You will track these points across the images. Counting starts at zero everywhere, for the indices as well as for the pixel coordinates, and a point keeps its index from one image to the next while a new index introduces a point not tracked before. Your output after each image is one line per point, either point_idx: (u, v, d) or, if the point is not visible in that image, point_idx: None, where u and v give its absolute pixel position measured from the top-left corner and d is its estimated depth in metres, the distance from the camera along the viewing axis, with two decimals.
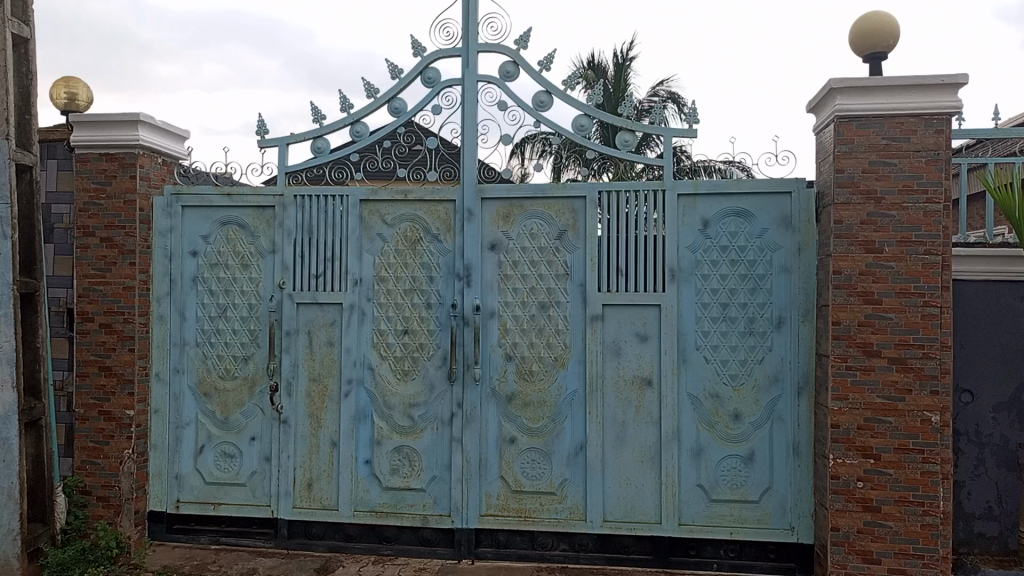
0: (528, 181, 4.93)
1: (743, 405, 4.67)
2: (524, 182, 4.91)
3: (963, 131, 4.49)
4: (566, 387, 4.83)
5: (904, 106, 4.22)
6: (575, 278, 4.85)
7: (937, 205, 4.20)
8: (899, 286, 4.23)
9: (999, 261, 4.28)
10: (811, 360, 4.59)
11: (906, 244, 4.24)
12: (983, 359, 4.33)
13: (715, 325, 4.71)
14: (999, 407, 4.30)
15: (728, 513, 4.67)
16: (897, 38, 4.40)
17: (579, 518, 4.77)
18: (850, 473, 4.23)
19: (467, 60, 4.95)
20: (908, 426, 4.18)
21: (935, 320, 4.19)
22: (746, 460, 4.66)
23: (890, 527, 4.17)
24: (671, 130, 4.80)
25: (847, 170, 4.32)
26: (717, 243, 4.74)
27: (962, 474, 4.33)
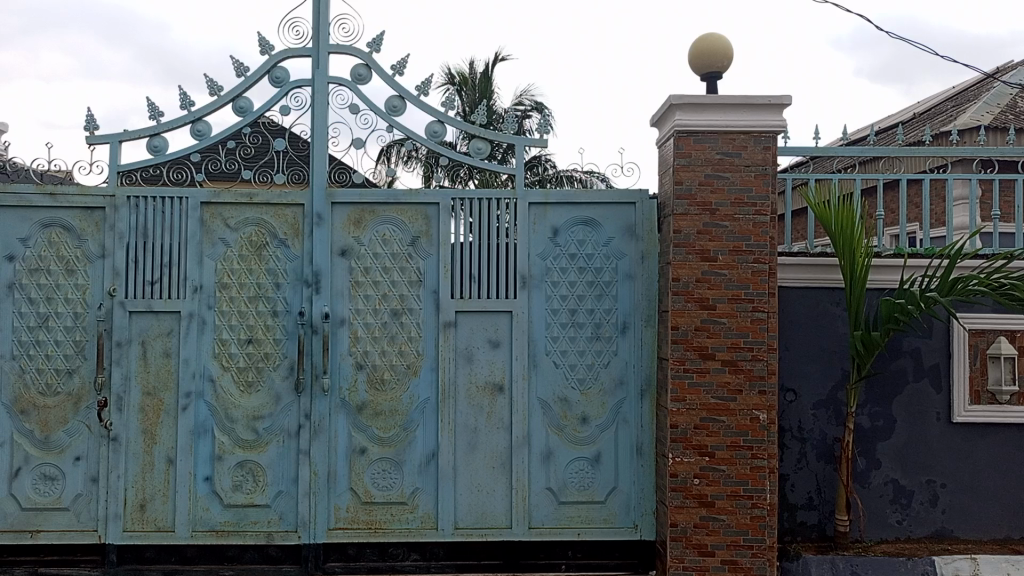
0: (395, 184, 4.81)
1: (590, 408, 4.81)
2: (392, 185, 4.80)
3: (789, 148, 4.83)
4: (418, 395, 4.79)
5: (736, 123, 4.50)
6: (427, 285, 4.81)
7: (765, 216, 4.51)
8: (731, 292, 4.49)
9: (819, 269, 4.64)
10: (653, 363, 4.80)
11: (737, 253, 4.51)
12: (805, 360, 4.67)
13: (564, 330, 4.82)
14: (819, 404, 4.66)
15: (577, 514, 4.78)
16: (729, 58, 4.68)
17: (430, 527, 4.75)
18: (687, 471, 4.44)
19: (318, 61, 4.81)
20: (739, 424, 4.45)
21: (762, 324, 4.50)
22: (592, 461, 4.79)
23: (723, 520, 4.42)
24: (523, 139, 4.88)
25: (686, 182, 4.52)
26: (566, 251, 4.85)
27: (786, 468, 4.66)
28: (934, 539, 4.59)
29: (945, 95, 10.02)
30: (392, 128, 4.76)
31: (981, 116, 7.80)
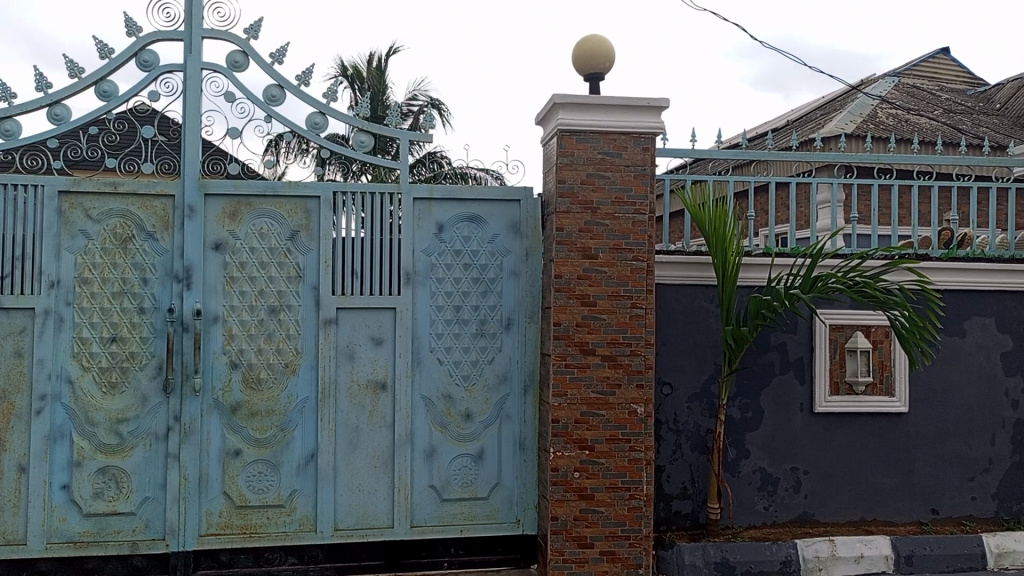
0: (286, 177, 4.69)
1: (473, 405, 4.81)
2: (282, 178, 4.67)
3: (668, 150, 4.98)
4: (296, 394, 4.64)
5: (617, 123, 4.60)
6: (307, 281, 4.67)
7: (643, 215, 4.64)
8: (611, 289, 4.60)
9: (694, 267, 4.81)
10: (536, 359, 4.86)
11: (617, 250, 4.61)
12: (681, 355, 4.83)
13: (448, 327, 4.79)
14: (693, 397, 4.83)
15: (459, 511, 4.77)
16: (612, 60, 4.78)
17: (309, 529, 4.62)
18: (568, 465, 4.51)
19: (190, 46, 4.58)
20: (618, 418, 4.56)
21: (640, 320, 4.62)
22: (476, 458, 4.80)
23: (602, 512, 4.52)
24: (407, 133, 4.82)
25: (568, 180, 4.58)
26: (451, 247, 4.82)
27: (662, 459, 4.81)
28: (797, 523, 4.85)
29: (816, 104, 10.63)
30: (270, 118, 4.60)
31: (846, 125, 8.31)
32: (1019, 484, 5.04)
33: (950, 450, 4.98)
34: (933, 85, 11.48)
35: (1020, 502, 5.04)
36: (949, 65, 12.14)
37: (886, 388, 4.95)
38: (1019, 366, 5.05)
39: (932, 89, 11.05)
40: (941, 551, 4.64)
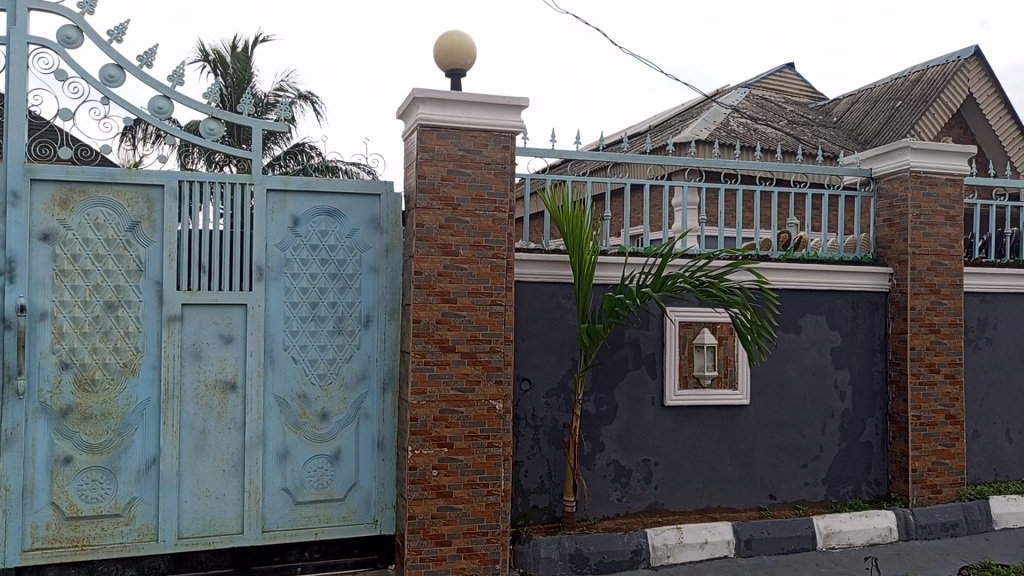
0: (143, 166, 4.41)
1: (330, 404, 4.68)
2: (139, 167, 4.39)
3: (528, 150, 5.05)
4: (136, 396, 4.36)
5: (477, 121, 4.61)
6: (149, 275, 4.40)
7: (503, 213, 4.67)
8: (471, 286, 4.60)
9: (552, 265, 4.90)
10: (395, 357, 4.80)
11: (477, 248, 4.62)
12: (540, 351, 4.91)
13: (304, 324, 4.64)
14: (551, 393, 4.93)
15: (314, 514, 4.64)
16: (473, 58, 4.79)
17: (149, 539, 4.35)
18: (426, 463, 4.47)
19: (15, 18, 4.20)
20: (476, 415, 4.57)
21: (500, 317, 4.65)
22: (332, 459, 4.67)
23: (460, 509, 4.51)
24: (260, 121, 4.61)
25: (428, 176, 4.54)
26: (308, 241, 4.67)
27: (521, 454, 4.87)
28: (648, 513, 5.05)
29: (676, 111, 11.10)
30: (108, 100, 4.29)
31: (701, 132, 8.72)
32: (846, 469, 5.47)
33: (785, 439, 5.33)
34: (780, 98, 12.27)
35: (846, 485, 5.47)
36: (795, 80, 13.01)
37: (729, 381, 5.23)
38: (845, 360, 5.48)
39: (779, 102, 11.80)
40: (776, 534, 4.95)
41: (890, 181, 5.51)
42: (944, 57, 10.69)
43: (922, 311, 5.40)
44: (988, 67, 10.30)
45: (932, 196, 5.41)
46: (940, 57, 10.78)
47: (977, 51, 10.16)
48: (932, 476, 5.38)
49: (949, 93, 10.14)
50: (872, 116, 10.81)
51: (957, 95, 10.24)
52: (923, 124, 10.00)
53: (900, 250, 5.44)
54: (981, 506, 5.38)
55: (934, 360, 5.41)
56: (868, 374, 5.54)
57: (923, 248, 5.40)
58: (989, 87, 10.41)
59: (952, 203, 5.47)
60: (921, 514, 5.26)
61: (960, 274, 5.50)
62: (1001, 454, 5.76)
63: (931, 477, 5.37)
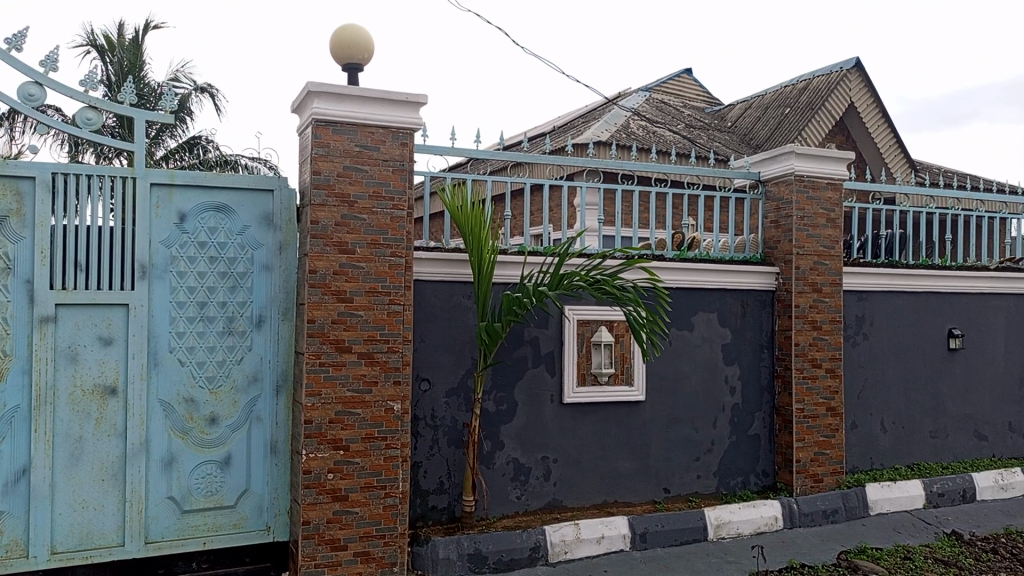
0: (19, 159, 4.16)
1: (219, 408, 4.50)
2: (16, 160, 4.14)
3: (428, 147, 5.00)
4: (4, 402, 4.07)
5: (374, 117, 4.53)
6: (18, 273, 4.11)
7: (401, 211, 4.61)
8: (368, 285, 4.51)
9: (452, 264, 4.87)
10: (289, 358, 4.66)
11: (374, 246, 4.54)
12: (439, 351, 4.88)
13: (191, 325, 4.44)
14: (450, 392, 4.90)
15: (202, 522, 4.45)
16: (371, 53, 4.70)
17: (19, 555, 4.08)
18: (321, 466, 4.37)
19: None
20: (373, 416, 4.49)
21: (398, 317, 4.59)
22: (221, 464, 4.50)
23: (356, 513, 4.42)
24: (143, 112, 4.37)
25: (323, 172, 4.43)
26: (195, 238, 4.47)
27: (420, 455, 4.82)
28: (547, 510, 5.09)
29: (578, 113, 11.27)
30: None
31: (602, 133, 8.88)
32: (735, 461, 5.68)
33: (679, 433, 5.49)
34: (678, 102, 12.64)
35: (736, 477, 5.69)
36: (692, 85, 13.43)
37: (625, 378, 5.33)
38: (735, 356, 5.69)
39: (677, 105, 12.16)
40: (670, 526, 5.08)
41: (777, 185, 5.76)
42: (828, 67, 11.27)
43: (806, 309, 5.66)
44: (867, 78, 10.92)
45: (815, 200, 5.68)
46: (825, 67, 11.35)
47: (858, 63, 10.75)
48: (814, 466, 5.66)
49: (832, 102, 10.69)
50: (763, 122, 11.28)
51: (840, 103, 10.81)
52: (808, 130, 10.50)
53: (786, 251, 5.69)
54: (859, 493, 5.69)
55: (817, 355, 5.69)
56: (756, 369, 5.77)
57: (806, 249, 5.66)
58: (868, 97, 11.03)
59: (833, 206, 5.76)
60: (804, 502, 5.52)
61: (840, 273, 5.81)
62: (876, 444, 6.12)
63: (813, 467, 5.65)
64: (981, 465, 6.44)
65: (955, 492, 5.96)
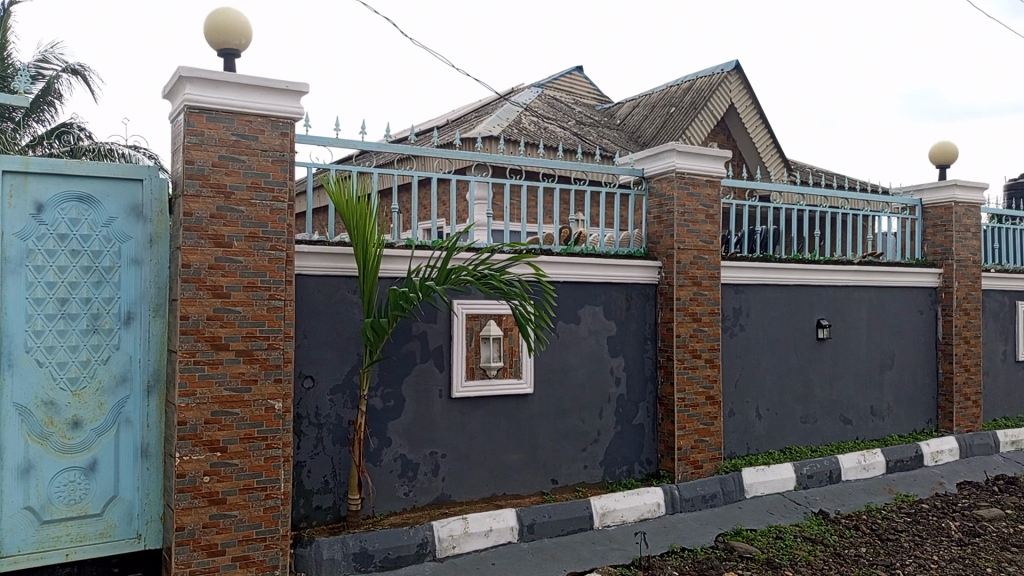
0: None
1: (83, 411, 4.23)
2: None
3: (310, 137, 4.87)
4: None
5: (251, 104, 4.36)
6: None
7: (281, 203, 4.46)
8: (246, 280, 4.34)
9: (336, 258, 4.75)
10: (161, 357, 4.44)
11: (253, 239, 4.37)
12: (322, 347, 4.76)
13: (50, 323, 4.14)
14: (335, 389, 4.79)
15: (65, 532, 4.17)
16: (248, 38, 4.52)
17: None
18: (196, 469, 4.18)
19: None
20: (253, 416, 4.33)
21: (278, 312, 4.44)
22: (86, 470, 4.23)
23: (235, 516, 4.25)
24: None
25: (197, 162, 4.23)
26: (54, 230, 4.17)
27: (303, 454, 4.69)
28: (435, 505, 5.07)
29: (470, 107, 11.25)
30: None
31: (493, 128, 8.90)
32: (620, 450, 5.83)
33: (566, 425, 5.58)
34: (569, 100, 12.83)
35: (621, 466, 5.84)
36: (583, 82, 13.66)
37: (514, 371, 5.37)
38: (620, 348, 5.84)
39: (568, 102, 12.34)
40: (557, 517, 5.15)
41: (659, 181, 5.93)
42: (710, 69, 11.70)
43: (686, 302, 5.87)
44: (746, 80, 11.41)
45: (694, 196, 5.89)
46: (707, 69, 11.80)
47: (738, 66, 11.23)
48: (695, 453, 5.88)
49: (715, 102, 11.11)
50: (650, 120, 11.61)
51: (721, 104, 11.26)
52: (692, 129, 10.89)
53: (667, 245, 5.87)
54: (736, 477, 5.94)
55: (697, 346, 5.91)
56: (640, 361, 5.93)
57: (687, 243, 5.86)
58: (747, 99, 11.54)
59: (711, 202, 5.99)
60: (685, 488, 5.72)
61: (718, 267, 6.05)
62: (752, 430, 6.42)
63: (694, 453, 5.87)
64: (846, 447, 6.87)
65: (822, 473, 6.33)
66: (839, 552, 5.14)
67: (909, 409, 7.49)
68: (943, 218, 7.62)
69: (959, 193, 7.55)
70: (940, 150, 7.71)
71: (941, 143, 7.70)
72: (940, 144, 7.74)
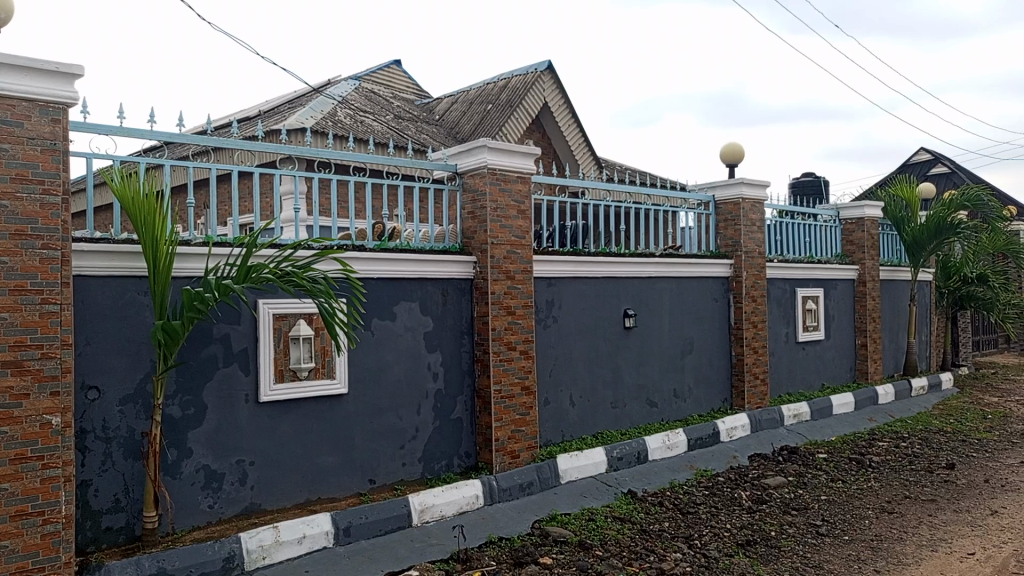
0: None
1: None
2: None
3: (88, 125, 4.44)
4: None
5: (14, 87, 3.90)
6: None
7: (54, 196, 4.03)
8: (13, 282, 3.89)
9: (122, 256, 4.37)
10: None
11: (20, 237, 3.92)
12: (109, 354, 4.37)
13: None
14: (125, 400, 4.42)
15: None
16: (9, 13, 4.05)
17: None
18: None
19: None
20: (25, 434, 3.88)
21: (54, 318, 4.01)
22: None
23: (5, 546, 3.80)
24: None
25: None
26: None
27: (89, 473, 4.29)
28: (243, 516, 4.81)
29: (283, 99, 10.83)
30: None
31: (306, 121, 8.61)
32: (439, 445, 5.84)
33: (383, 423, 5.50)
34: (387, 94, 12.68)
35: (440, 461, 5.85)
36: (401, 77, 13.55)
37: (327, 371, 5.20)
38: (437, 343, 5.84)
39: (386, 97, 12.19)
40: (374, 517, 5.04)
41: (472, 177, 5.99)
42: (525, 68, 12.00)
43: (501, 295, 5.98)
44: (558, 80, 11.82)
45: (506, 191, 6.01)
46: (522, 68, 12.09)
47: (550, 66, 11.61)
48: (511, 443, 6.02)
49: (529, 100, 11.42)
50: (468, 117, 11.72)
51: (536, 103, 11.59)
52: (508, 127, 11.11)
53: (481, 240, 5.94)
54: (551, 464, 6.13)
55: (512, 339, 6.04)
56: (456, 356, 5.96)
57: (500, 238, 5.96)
58: (560, 98, 11.95)
59: (523, 198, 6.14)
60: (503, 478, 5.82)
61: (530, 261, 6.21)
62: (566, 417, 6.66)
63: (510, 444, 6.00)
64: (652, 428, 7.32)
65: (631, 455, 6.68)
66: (645, 528, 5.45)
67: (707, 389, 8.09)
68: (733, 213, 8.29)
69: (745, 190, 8.24)
70: (729, 151, 8.36)
71: (730, 144, 8.35)
72: (729, 145, 8.39)
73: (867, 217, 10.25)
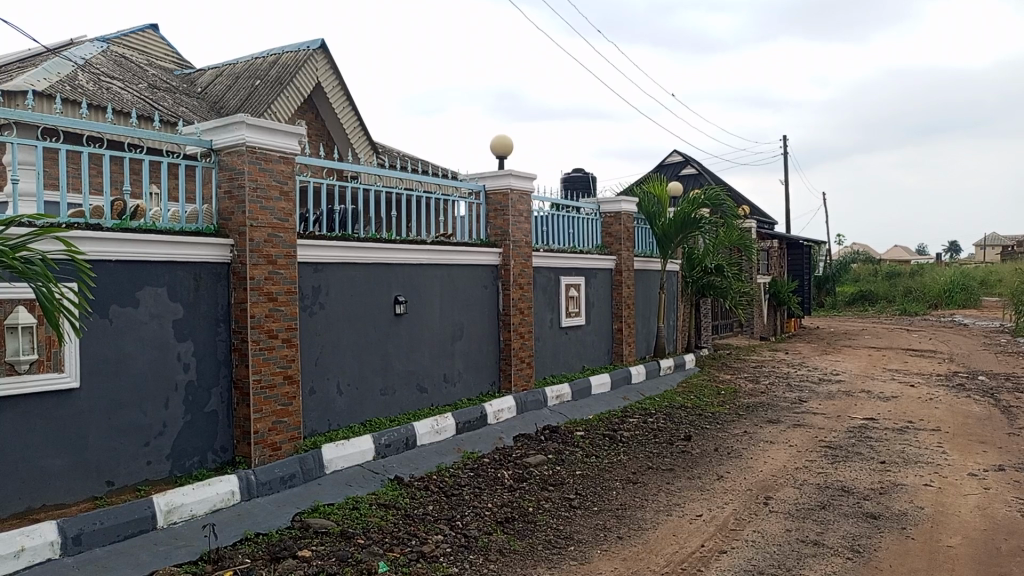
0: None
1: None
2: None
3: None
4: None
5: None
6: None
7: None
8: None
9: None
10: None
11: None
12: None
13: None
14: None
15: None
16: None
17: None
18: None
19: None
20: None
21: None
22: None
23: None
24: None
25: None
26: None
27: None
28: None
29: (13, 57, 9.54)
30: None
31: (37, 85, 7.64)
32: (190, 441, 5.46)
33: (123, 420, 5.03)
34: (142, 60, 11.61)
35: (191, 457, 5.47)
36: (159, 43, 12.46)
37: (53, 364, 4.65)
38: (188, 332, 5.45)
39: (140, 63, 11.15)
40: (110, 523, 4.59)
41: (229, 155, 5.65)
42: (297, 44, 11.55)
43: (261, 281, 5.70)
44: (332, 61, 11.50)
45: (267, 171, 5.72)
46: (293, 44, 11.63)
47: (323, 45, 11.27)
48: (272, 435, 5.78)
49: (301, 79, 10.99)
50: (233, 92, 11.05)
51: (308, 81, 11.18)
52: (277, 105, 10.62)
53: (239, 223, 5.61)
54: (315, 455, 5.96)
55: (273, 327, 5.78)
56: (211, 345, 5.60)
57: (260, 221, 5.66)
58: (334, 79, 11.64)
59: (286, 179, 5.89)
60: (262, 472, 5.56)
61: (293, 246, 5.97)
62: (333, 406, 6.52)
63: (271, 436, 5.76)
64: (421, 413, 7.38)
65: (399, 441, 6.69)
66: (409, 513, 5.48)
67: (477, 374, 8.32)
68: (502, 203, 8.55)
69: (513, 182, 8.53)
70: (499, 143, 8.62)
71: (500, 136, 8.60)
72: (500, 137, 8.64)
73: (623, 212, 11.04)
